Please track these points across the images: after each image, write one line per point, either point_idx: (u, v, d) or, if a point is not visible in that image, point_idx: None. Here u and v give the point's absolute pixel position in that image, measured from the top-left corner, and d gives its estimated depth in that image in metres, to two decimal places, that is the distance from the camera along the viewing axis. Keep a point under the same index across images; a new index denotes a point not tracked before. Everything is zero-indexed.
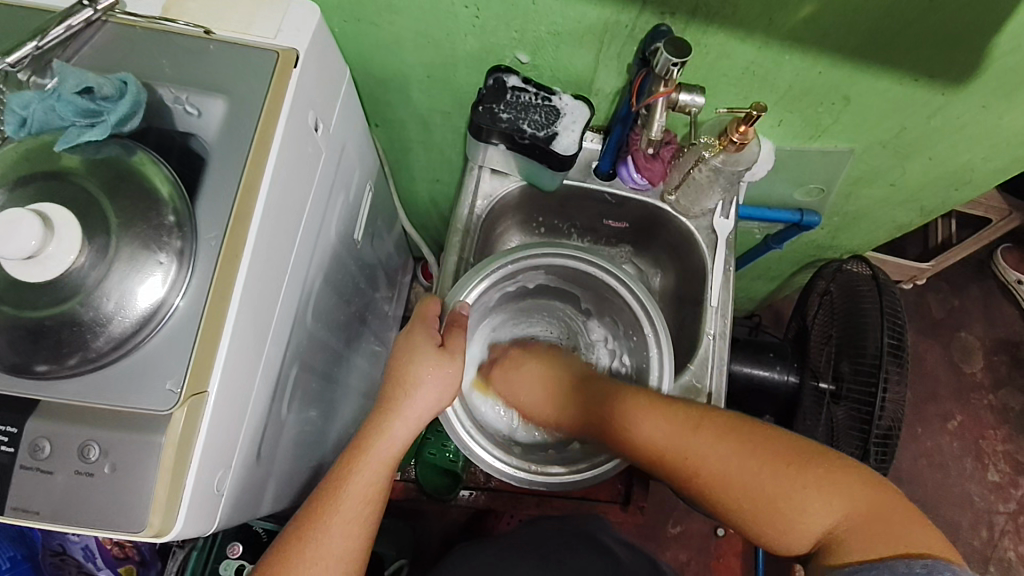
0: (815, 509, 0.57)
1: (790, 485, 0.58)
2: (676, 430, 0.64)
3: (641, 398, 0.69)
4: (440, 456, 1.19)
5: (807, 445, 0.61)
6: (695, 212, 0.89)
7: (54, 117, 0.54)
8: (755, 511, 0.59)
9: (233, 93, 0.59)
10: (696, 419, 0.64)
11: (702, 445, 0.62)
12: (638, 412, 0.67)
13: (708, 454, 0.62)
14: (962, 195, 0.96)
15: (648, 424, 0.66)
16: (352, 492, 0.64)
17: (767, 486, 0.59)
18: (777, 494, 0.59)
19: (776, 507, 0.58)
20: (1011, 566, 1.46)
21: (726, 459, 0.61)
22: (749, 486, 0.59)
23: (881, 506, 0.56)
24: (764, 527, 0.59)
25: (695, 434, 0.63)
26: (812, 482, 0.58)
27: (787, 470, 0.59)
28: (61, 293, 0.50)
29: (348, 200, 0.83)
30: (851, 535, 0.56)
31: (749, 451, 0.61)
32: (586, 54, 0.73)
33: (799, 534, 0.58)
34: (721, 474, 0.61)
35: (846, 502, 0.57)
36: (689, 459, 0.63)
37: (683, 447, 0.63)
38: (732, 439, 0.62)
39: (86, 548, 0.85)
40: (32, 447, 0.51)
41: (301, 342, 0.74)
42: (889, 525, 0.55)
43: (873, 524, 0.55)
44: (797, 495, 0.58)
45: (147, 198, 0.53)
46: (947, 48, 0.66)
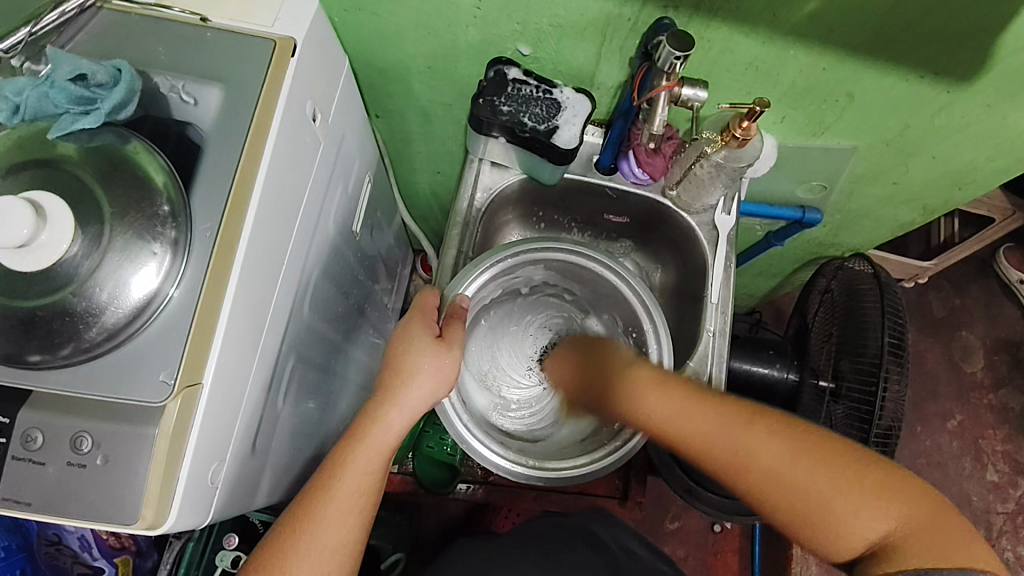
0: (871, 514, 0.56)
1: (848, 489, 0.57)
2: (731, 424, 0.62)
3: (692, 388, 0.66)
4: (439, 449, 1.19)
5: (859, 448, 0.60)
6: (696, 208, 0.88)
7: (48, 104, 0.53)
8: (812, 514, 0.57)
9: (229, 81, 0.58)
10: (750, 414, 0.62)
11: (759, 440, 0.60)
12: (690, 406, 0.64)
13: (765, 451, 0.60)
14: (966, 194, 0.96)
15: (700, 416, 0.63)
16: (346, 484, 0.64)
17: (824, 488, 0.57)
18: (833, 498, 0.57)
19: (829, 510, 0.57)
20: (1008, 566, 1.46)
21: (782, 458, 0.59)
22: (806, 489, 0.58)
23: (938, 515, 0.55)
24: (814, 529, 0.58)
25: (749, 430, 0.61)
26: (868, 487, 0.57)
27: (845, 473, 0.57)
28: (53, 283, 0.50)
29: (347, 190, 0.83)
30: (907, 541, 0.54)
31: (804, 452, 0.59)
32: (587, 47, 0.72)
33: (850, 539, 0.56)
34: (780, 473, 0.59)
35: (902, 509, 0.56)
36: (744, 456, 0.60)
37: (738, 442, 0.61)
38: (790, 436, 0.60)
39: (82, 538, 0.85)
40: (25, 437, 0.51)
41: (297, 333, 0.73)
42: (942, 532, 0.54)
43: (930, 531, 0.54)
44: (854, 499, 0.56)
45: (140, 187, 0.53)
46: (953, 46, 0.65)
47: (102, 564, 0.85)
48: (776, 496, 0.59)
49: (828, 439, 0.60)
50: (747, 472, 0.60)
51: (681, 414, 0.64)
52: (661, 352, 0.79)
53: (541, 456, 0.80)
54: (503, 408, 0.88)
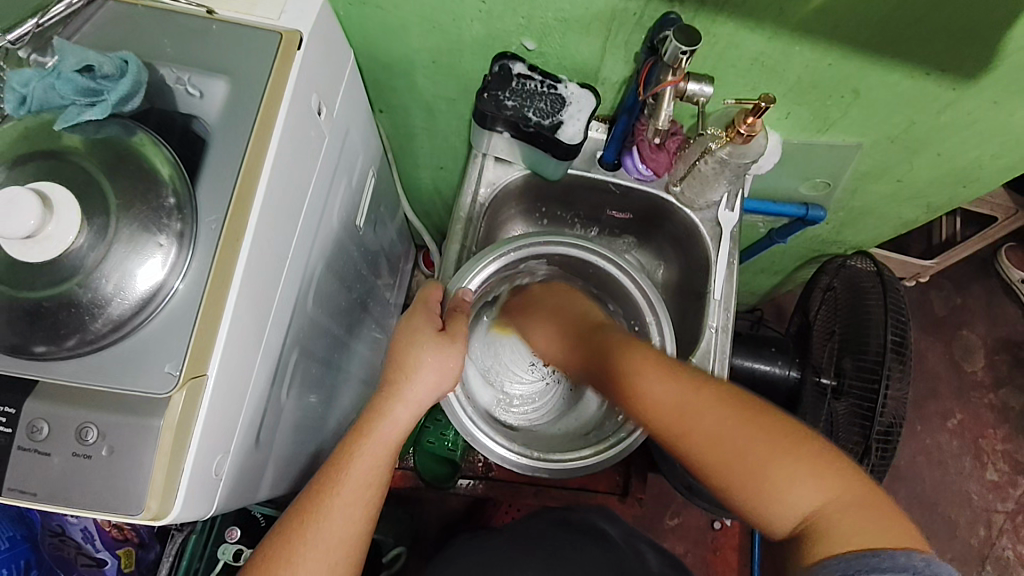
0: (805, 491, 0.53)
1: (782, 461, 0.54)
2: (679, 387, 0.62)
3: (652, 353, 0.66)
4: (440, 446, 1.16)
5: (805, 428, 0.57)
6: (700, 204, 0.88)
7: (54, 95, 0.53)
8: (742, 483, 0.55)
9: (235, 74, 0.58)
10: (700, 382, 0.62)
11: (701, 404, 0.59)
12: (643, 367, 0.65)
13: (704, 415, 0.59)
14: (969, 192, 0.96)
15: (651, 378, 0.64)
16: (352, 477, 0.64)
17: (759, 458, 0.55)
18: (766, 469, 0.55)
19: (760, 481, 0.55)
20: (1007, 565, 1.46)
21: (720, 425, 0.57)
22: (740, 457, 0.56)
23: (871, 499, 0.52)
24: (745, 501, 0.55)
25: (695, 394, 0.60)
26: (805, 462, 0.54)
27: (782, 445, 0.55)
28: (59, 274, 0.50)
29: (351, 185, 0.83)
30: (836, 522, 0.52)
31: (744, 421, 0.57)
32: (592, 41, 0.72)
33: (778, 516, 0.54)
34: (716, 437, 0.57)
35: (837, 489, 0.53)
36: (685, 419, 0.60)
37: (681, 404, 0.60)
38: (733, 404, 0.58)
39: (85, 530, 0.86)
40: (30, 428, 0.51)
41: (302, 327, 0.74)
42: (874, 517, 0.51)
43: (864, 513, 0.51)
44: (788, 473, 0.54)
45: (146, 179, 0.53)
46: (959, 42, 0.65)
47: (105, 556, 0.87)
48: (708, 461, 0.57)
49: (773, 415, 0.58)
50: (686, 433, 0.59)
51: (635, 374, 0.65)
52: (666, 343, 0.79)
53: (545, 448, 0.80)
54: (505, 403, 0.88)
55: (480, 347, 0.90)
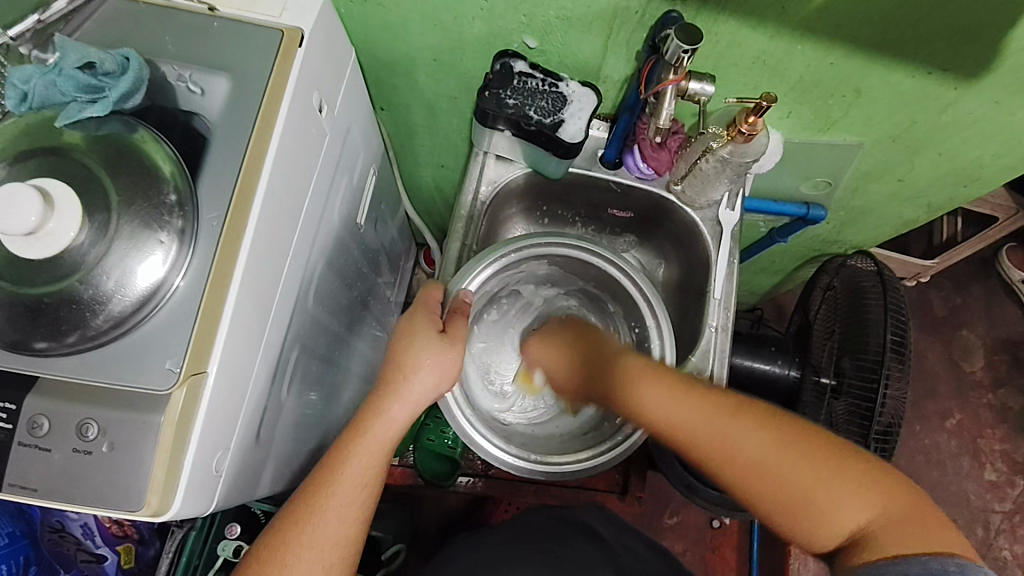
0: (852, 505, 0.55)
1: (829, 479, 0.56)
2: (713, 412, 0.61)
3: (679, 376, 0.66)
4: (439, 443, 1.18)
5: (842, 441, 0.59)
6: (700, 203, 0.88)
7: (55, 92, 0.53)
8: (792, 504, 0.57)
9: (237, 71, 0.58)
10: (734, 404, 0.61)
11: (738, 430, 0.60)
12: (670, 392, 0.64)
13: (745, 440, 0.59)
14: (970, 192, 0.95)
15: (681, 402, 0.63)
16: (347, 478, 0.64)
17: (807, 479, 0.56)
18: (815, 489, 0.56)
19: (809, 499, 0.56)
20: (1005, 565, 1.47)
21: (764, 449, 0.58)
22: (788, 480, 0.57)
23: (915, 505, 0.54)
24: (795, 519, 0.57)
25: (731, 418, 0.60)
26: (849, 477, 0.56)
27: (828, 463, 0.57)
28: (60, 270, 0.50)
29: (352, 182, 0.83)
30: (886, 532, 0.53)
31: (787, 442, 0.58)
32: (594, 40, 0.72)
33: (829, 531, 0.56)
34: (760, 461, 0.58)
35: (882, 499, 0.55)
36: (724, 445, 0.60)
37: (717, 429, 0.60)
38: (771, 426, 0.59)
39: (85, 526, 0.86)
40: (31, 424, 0.51)
41: (302, 324, 0.74)
42: (921, 523, 0.53)
43: (911, 522, 0.53)
44: (833, 489, 0.56)
45: (147, 176, 0.53)
46: (961, 41, 0.65)
47: (104, 551, 0.88)
48: (755, 486, 0.58)
49: (813, 432, 0.59)
50: (728, 460, 0.59)
51: (667, 400, 0.64)
52: (666, 348, 0.79)
53: (542, 451, 0.81)
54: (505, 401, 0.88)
55: (480, 347, 0.90)
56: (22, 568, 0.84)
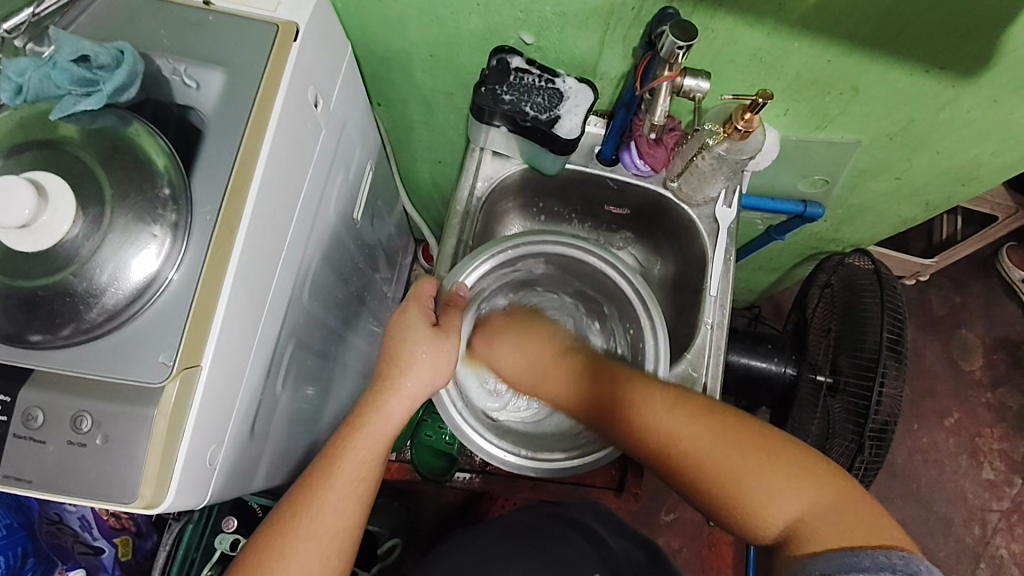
0: (783, 499, 0.56)
1: (760, 472, 0.58)
2: (655, 404, 0.64)
3: (638, 377, 0.68)
4: (438, 439, 1.19)
5: (781, 435, 0.60)
6: (697, 200, 0.88)
7: (50, 85, 0.53)
8: (725, 494, 0.58)
9: (232, 66, 0.58)
10: (677, 399, 0.64)
11: (678, 425, 0.62)
12: (622, 389, 0.67)
13: (683, 432, 0.62)
14: (969, 191, 0.95)
15: (628, 396, 0.67)
16: (345, 471, 0.64)
17: (740, 471, 0.58)
18: (748, 481, 0.58)
19: (741, 492, 0.58)
20: (1001, 564, 1.47)
21: (699, 441, 0.61)
22: (720, 471, 0.59)
23: (849, 500, 0.55)
24: (729, 512, 0.59)
25: (673, 411, 0.63)
26: (781, 470, 0.57)
27: (762, 457, 0.58)
28: (54, 263, 0.50)
29: (348, 178, 0.83)
30: (815, 526, 0.55)
31: (724, 435, 0.60)
32: (590, 36, 0.72)
33: (760, 524, 0.57)
34: (695, 455, 0.60)
35: (813, 493, 0.56)
36: (663, 436, 0.63)
37: (660, 426, 0.63)
38: (710, 421, 0.61)
39: (83, 518, 0.87)
40: (26, 416, 0.51)
41: (297, 320, 0.74)
42: (853, 517, 0.54)
43: (842, 515, 0.54)
44: (765, 482, 0.57)
45: (141, 169, 0.53)
46: (958, 38, 0.65)
47: (102, 544, 0.89)
48: (692, 478, 0.60)
49: (752, 426, 0.61)
50: (666, 450, 0.62)
51: (622, 399, 0.67)
52: (660, 347, 0.79)
53: (535, 447, 0.82)
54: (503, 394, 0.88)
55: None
56: (20, 560, 0.85)
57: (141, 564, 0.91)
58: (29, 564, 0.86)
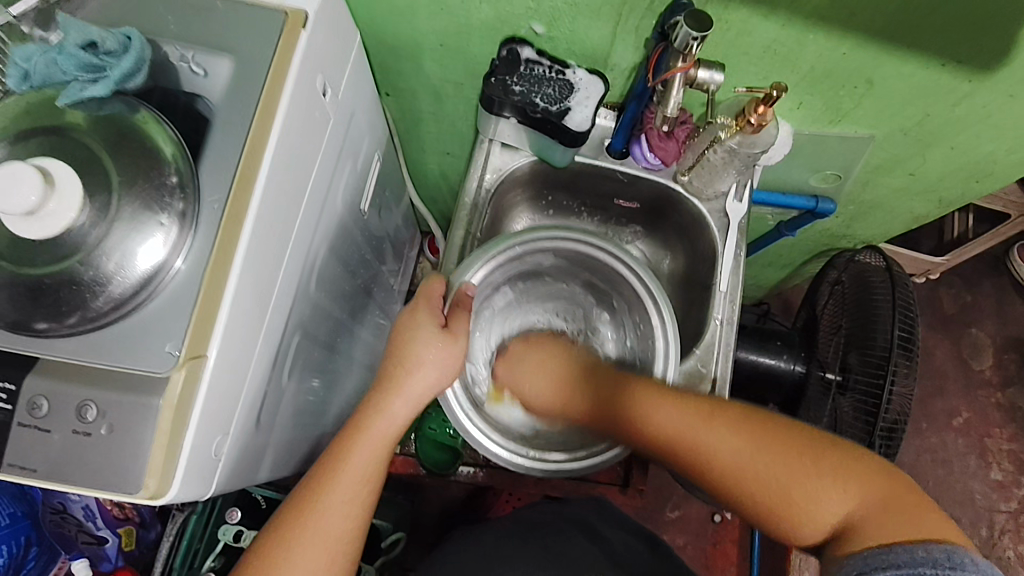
0: (829, 499, 0.56)
1: (802, 474, 0.58)
2: (688, 416, 0.64)
3: (665, 390, 0.68)
4: (441, 432, 1.19)
5: (819, 434, 0.61)
6: (708, 194, 0.87)
7: (56, 71, 0.53)
8: (771, 502, 0.58)
9: (240, 53, 0.57)
10: (709, 410, 0.64)
11: (714, 434, 0.62)
12: (650, 402, 0.67)
13: (718, 443, 0.62)
14: (984, 187, 0.94)
15: (659, 410, 0.66)
16: (349, 470, 0.64)
17: (783, 476, 0.58)
18: (791, 486, 0.58)
19: (787, 497, 0.58)
20: (1008, 565, 1.46)
21: (739, 451, 0.60)
22: (762, 480, 0.59)
23: (894, 494, 0.55)
24: (776, 520, 0.59)
25: (707, 421, 0.63)
26: (823, 470, 0.58)
27: (802, 461, 0.58)
28: (61, 250, 0.50)
29: (356, 168, 0.82)
30: (864, 522, 0.54)
31: (762, 442, 0.60)
32: (602, 26, 0.71)
33: (811, 527, 0.57)
34: (733, 464, 0.60)
35: (858, 489, 0.56)
36: (701, 448, 0.62)
37: (692, 436, 0.63)
38: (746, 427, 0.61)
39: (86, 508, 0.88)
40: (30, 404, 0.51)
41: (303, 310, 0.73)
42: (903, 510, 0.53)
43: (889, 508, 0.54)
44: (810, 483, 0.57)
45: (149, 157, 0.52)
46: (976, 32, 0.63)
47: (105, 534, 0.89)
48: (736, 490, 0.60)
49: (788, 429, 0.61)
50: (706, 461, 0.62)
51: (655, 415, 0.66)
52: (669, 348, 0.78)
53: (541, 444, 0.82)
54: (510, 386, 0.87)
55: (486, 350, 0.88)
56: (24, 547, 0.84)
57: (144, 554, 0.93)
58: (31, 553, 0.86)
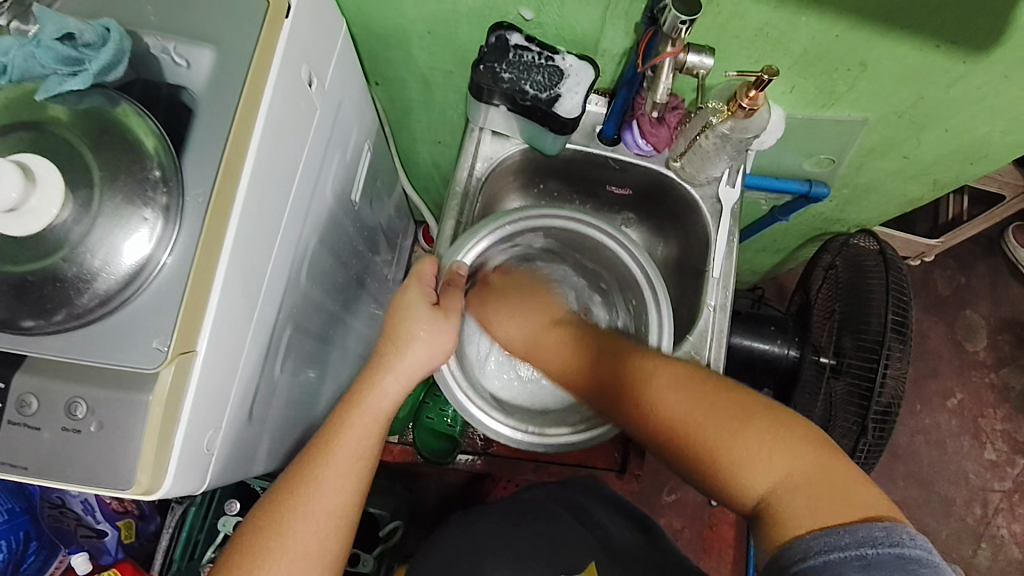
0: (760, 468, 0.53)
1: (735, 438, 0.55)
2: (635, 373, 0.64)
3: (638, 354, 0.67)
4: (439, 421, 1.19)
5: (769, 402, 0.57)
6: (700, 180, 0.86)
7: (34, 64, 0.52)
8: (703, 464, 0.56)
9: (222, 43, 0.56)
10: (659, 367, 0.64)
11: (657, 389, 0.61)
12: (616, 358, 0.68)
13: (660, 399, 0.61)
14: (977, 170, 0.93)
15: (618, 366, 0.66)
16: (343, 447, 0.64)
17: (711, 437, 0.56)
18: (721, 448, 0.55)
19: (717, 462, 0.55)
20: (1000, 543, 1.48)
21: (673, 407, 0.59)
22: (693, 441, 0.57)
23: (829, 470, 0.52)
24: (712, 487, 0.57)
25: (652, 376, 0.63)
26: (756, 437, 0.54)
27: (736, 423, 0.56)
28: (44, 247, 0.49)
29: (345, 158, 0.81)
30: (794, 497, 0.51)
31: (701, 403, 0.58)
32: (592, 11, 0.70)
33: (743, 499, 0.55)
34: (670, 420, 0.59)
35: (795, 463, 0.53)
36: (644, 402, 0.62)
37: (636, 392, 0.63)
38: (688, 385, 0.60)
39: (86, 501, 0.89)
40: (20, 402, 0.51)
41: (294, 302, 0.73)
42: (831, 487, 0.51)
43: (821, 484, 0.51)
44: (743, 450, 0.54)
45: (131, 150, 0.52)
46: (968, 16, 0.63)
47: (104, 527, 0.89)
48: (672, 447, 0.59)
49: (734, 392, 0.58)
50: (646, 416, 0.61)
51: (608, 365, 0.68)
52: (664, 328, 0.79)
53: (537, 421, 0.83)
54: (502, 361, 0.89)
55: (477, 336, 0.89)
56: (23, 543, 0.88)
57: (144, 546, 0.94)
58: (31, 548, 0.89)
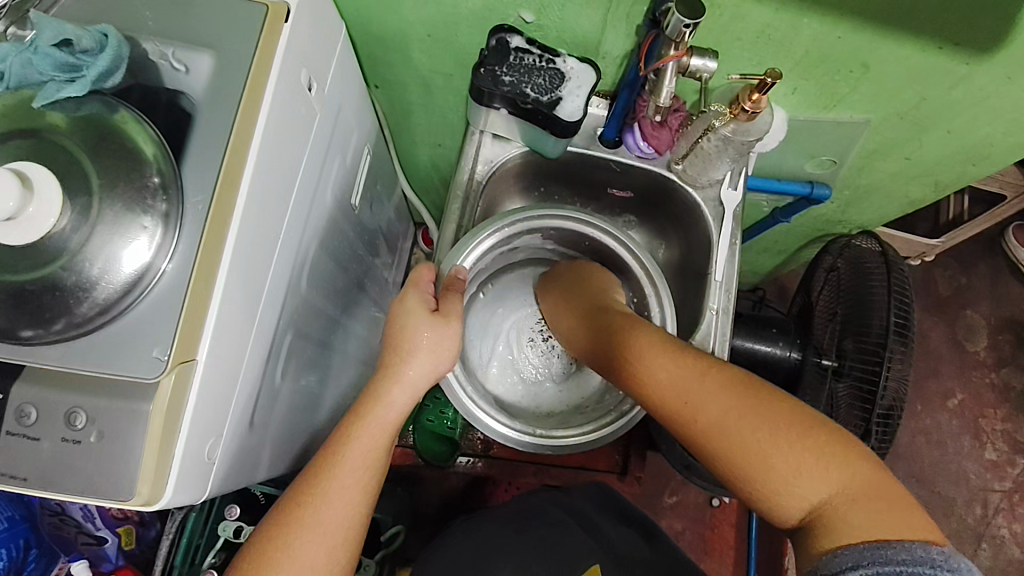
0: (809, 481, 0.53)
1: (788, 450, 0.54)
2: (678, 370, 0.62)
3: (679, 347, 0.65)
4: (440, 424, 1.20)
5: (815, 414, 0.57)
6: (702, 182, 0.86)
7: (31, 71, 0.51)
8: (749, 471, 0.56)
9: (221, 48, 0.55)
10: (705, 366, 0.62)
11: (703, 391, 0.60)
12: (650, 352, 0.65)
13: (708, 400, 0.59)
14: (979, 171, 0.93)
15: (655, 362, 0.64)
16: (350, 458, 0.64)
17: (764, 445, 0.55)
18: (772, 457, 0.55)
19: (767, 472, 0.55)
20: (1002, 543, 1.47)
21: (722, 410, 0.58)
22: (742, 448, 0.56)
23: (876, 486, 0.52)
24: (752, 494, 0.56)
25: (698, 375, 0.61)
26: (808, 449, 0.54)
27: (787, 432, 0.55)
28: (42, 256, 0.48)
29: (345, 162, 0.81)
30: (844, 513, 0.51)
31: (751, 409, 0.57)
32: (593, 13, 0.69)
33: (784, 509, 0.55)
34: (716, 425, 0.58)
35: (844, 478, 0.53)
36: (688, 402, 0.60)
37: (681, 393, 0.61)
38: (736, 389, 0.59)
39: (85, 509, 0.90)
40: (19, 412, 0.50)
41: (295, 308, 0.72)
42: (878, 503, 0.51)
43: (870, 501, 0.51)
44: (795, 461, 0.54)
45: (130, 157, 0.51)
46: (972, 17, 0.62)
47: (104, 533, 0.91)
48: (715, 451, 0.58)
49: (784, 401, 0.57)
50: (689, 416, 0.60)
51: (640, 358, 0.65)
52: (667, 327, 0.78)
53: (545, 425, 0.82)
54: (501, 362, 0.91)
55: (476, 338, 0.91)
56: (23, 550, 0.87)
57: (144, 552, 0.93)
58: (32, 555, 0.88)
